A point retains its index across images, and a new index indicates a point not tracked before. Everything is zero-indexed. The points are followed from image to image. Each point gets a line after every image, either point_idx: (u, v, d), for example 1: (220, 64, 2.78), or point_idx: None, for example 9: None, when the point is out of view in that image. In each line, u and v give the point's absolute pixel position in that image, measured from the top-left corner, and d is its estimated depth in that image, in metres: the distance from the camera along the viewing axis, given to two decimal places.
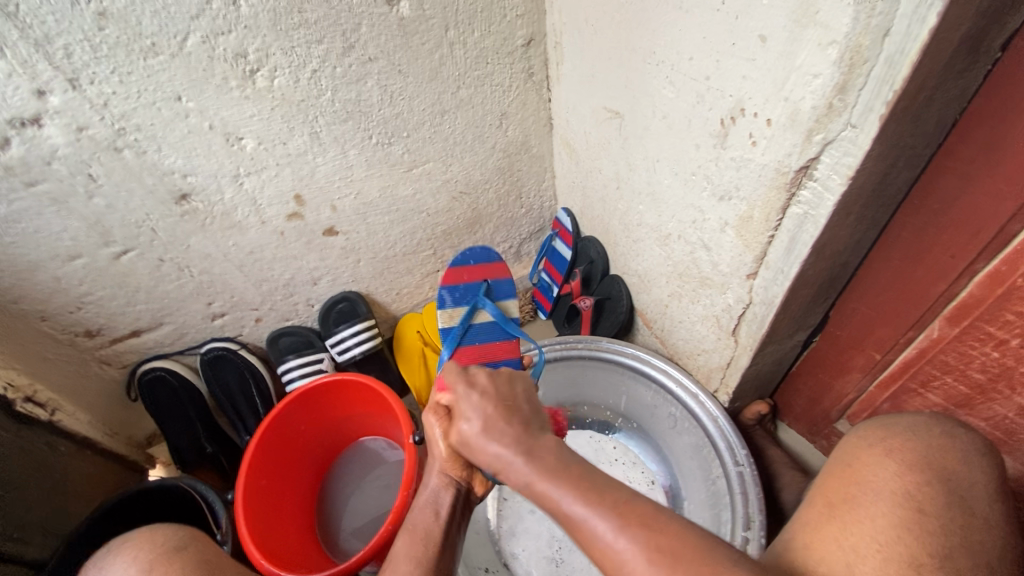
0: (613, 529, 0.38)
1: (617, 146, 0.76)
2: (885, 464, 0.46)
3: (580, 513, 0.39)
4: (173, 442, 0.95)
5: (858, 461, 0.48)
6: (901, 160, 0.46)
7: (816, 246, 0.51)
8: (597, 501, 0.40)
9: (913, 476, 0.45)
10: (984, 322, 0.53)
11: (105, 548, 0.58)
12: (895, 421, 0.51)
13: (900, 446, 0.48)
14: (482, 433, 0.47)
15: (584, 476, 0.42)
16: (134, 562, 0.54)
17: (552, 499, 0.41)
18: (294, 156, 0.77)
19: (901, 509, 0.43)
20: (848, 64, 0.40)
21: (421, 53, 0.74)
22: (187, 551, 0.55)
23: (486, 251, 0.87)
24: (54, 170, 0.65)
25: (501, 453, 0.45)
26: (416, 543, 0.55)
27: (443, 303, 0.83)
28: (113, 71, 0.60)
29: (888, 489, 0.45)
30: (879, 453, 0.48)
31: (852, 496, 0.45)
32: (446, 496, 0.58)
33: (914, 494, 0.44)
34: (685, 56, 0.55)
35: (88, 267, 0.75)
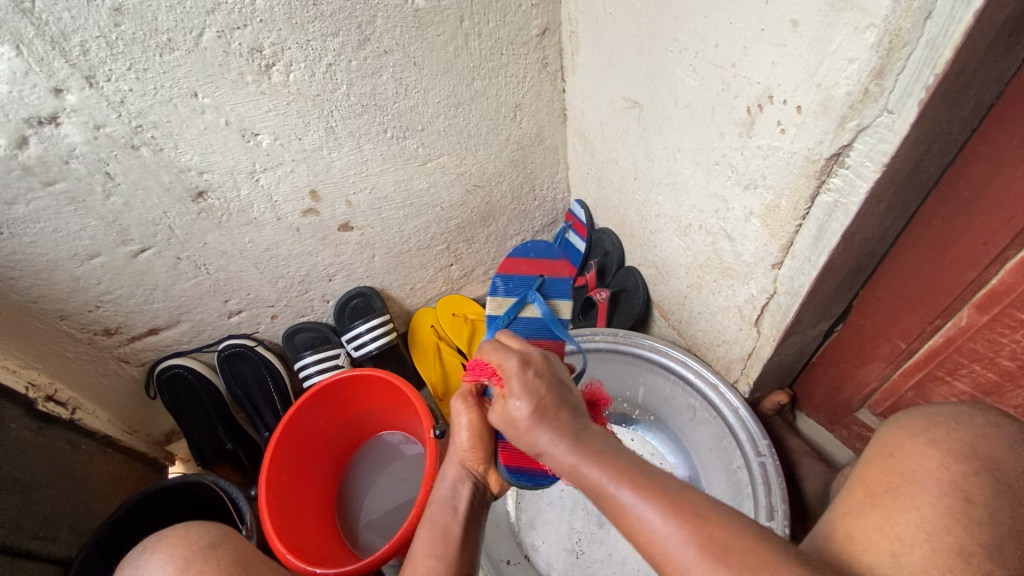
0: (663, 517, 0.39)
1: (634, 136, 0.76)
2: (930, 455, 0.46)
3: (627, 500, 0.41)
4: (193, 439, 0.96)
5: (900, 450, 0.47)
6: (935, 146, 0.46)
7: (846, 235, 0.51)
8: (648, 490, 0.41)
9: (961, 466, 0.44)
10: (1016, 309, 0.53)
11: (139, 545, 0.57)
12: (937, 411, 0.50)
13: (943, 436, 0.47)
14: (535, 425, 0.47)
15: (633, 466, 0.43)
16: (170, 561, 0.54)
17: (597, 485, 0.43)
18: (310, 151, 0.76)
19: (948, 499, 0.43)
20: (886, 48, 0.39)
21: (436, 45, 0.73)
22: (223, 549, 0.56)
23: (549, 249, 0.91)
24: (73, 169, 0.65)
25: (551, 442, 0.46)
26: (436, 542, 0.55)
27: (495, 291, 0.85)
28: (129, 68, 0.60)
29: (933, 478, 0.44)
30: (923, 444, 0.47)
31: (897, 485, 0.45)
32: (463, 492, 0.60)
33: (961, 484, 0.43)
34: (710, 43, 0.54)
35: (106, 266, 0.75)
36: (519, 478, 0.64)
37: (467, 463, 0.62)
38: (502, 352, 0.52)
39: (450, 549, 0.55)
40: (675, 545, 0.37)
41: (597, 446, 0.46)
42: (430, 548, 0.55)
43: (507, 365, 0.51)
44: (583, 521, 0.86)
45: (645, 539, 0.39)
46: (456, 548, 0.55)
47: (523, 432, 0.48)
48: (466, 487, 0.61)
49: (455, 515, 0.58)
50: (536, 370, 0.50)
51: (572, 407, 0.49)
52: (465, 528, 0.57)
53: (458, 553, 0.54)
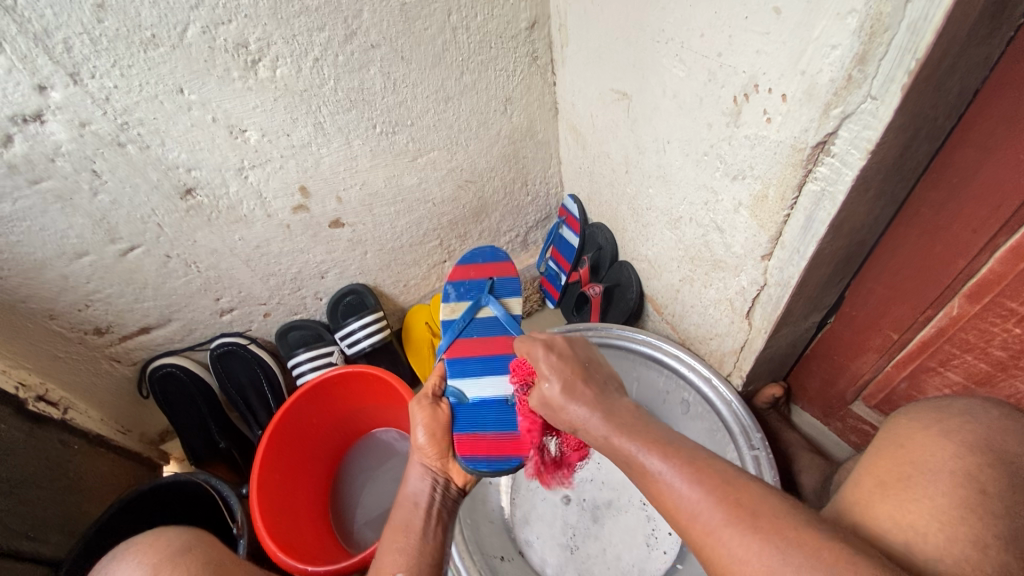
0: (689, 485, 0.39)
1: (624, 129, 0.75)
2: (943, 445, 0.46)
3: (655, 465, 0.42)
4: (186, 438, 0.96)
5: (912, 440, 0.47)
6: (922, 133, 0.45)
7: (833, 225, 0.50)
8: (676, 457, 0.41)
9: (974, 457, 0.44)
10: (1006, 298, 0.52)
11: (109, 553, 0.57)
12: (951, 404, 0.51)
13: (957, 427, 0.47)
14: (563, 398, 0.54)
15: (662, 436, 0.45)
16: (140, 566, 0.54)
17: (627, 454, 0.45)
18: (299, 147, 0.76)
19: (962, 490, 0.42)
20: (868, 33, 0.38)
21: (423, 38, 0.73)
22: (193, 554, 0.56)
23: (496, 251, 0.90)
24: (59, 167, 0.64)
25: (581, 410, 0.51)
26: (400, 534, 0.54)
27: (448, 296, 0.85)
28: (113, 64, 0.60)
29: (947, 469, 0.44)
30: (936, 434, 0.47)
31: (908, 474, 0.45)
32: (425, 490, 0.60)
33: (977, 474, 0.43)
34: (696, 32, 0.54)
35: (95, 264, 0.75)
36: (476, 464, 0.67)
37: (428, 462, 0.65)
38: (530, 339, 0.61)
39: (415, 544, 0.53)
40: (703, 512, 0.37)
41: (624, 415, 0.49)
42: (394, 543, 0.53)
43: (536, 349, 0.59)
44: (577, 517, 0.86)
45: (672, 507, 0.39)
46: (420, 539, 0.53)
47: (557, 404, 0.54)
48: (426, 482, 0.62)
49: (417, 510, 0.57)
50: (559, 353, 0.58)
51: (600, 384, 0.55)
52: (427, 522, 0.56)
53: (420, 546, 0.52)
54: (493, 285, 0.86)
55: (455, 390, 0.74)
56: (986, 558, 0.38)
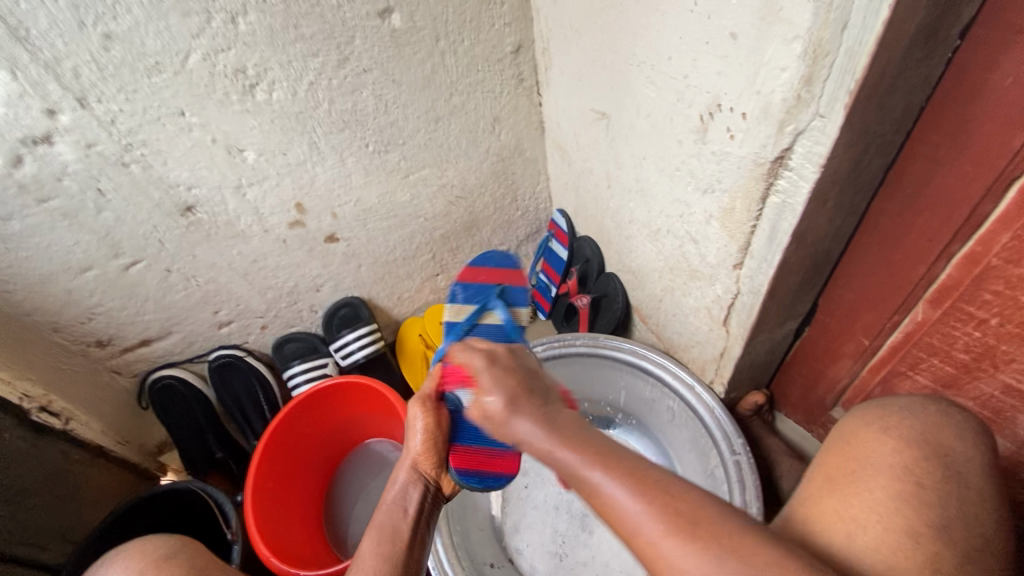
0: (633, 497, 0.39)
1: (605, 146, 0.79)
2: (882, 442, 0.49)
3: (596, 478, 0.42)
4: (184, 448, 0.98)
5: (856, 438, 0.50)
6: (872, 147, 0.48)
7: (796, 234, 0.53)
8: (617, 469, 0.41)
9: (911, 451, 0.47)
10: (964, 303, 0.55)
11: (100, 559, 0.60)
12: (890, 402, 0.53)
13: (895, 424, 0.50)
14: (506, 412, 0.50)
15: (603, 447, 0.44)
16: (127, 572, 0.56)
17: (574, 469, 0.43)
18: (294, 166, 0.79)
19: (900, 482, 0.45)
20: (812, 57, 0.42)
21: (413, 62, 0.77)
22: (179, 558, 0.57)
23: (507, 258, 0.88)
24: (66, 186, 0.68)
25: (524, 425, 0.49)
26: (384, 541, 0.52)
27: (454, 297, 0.82)
28: (119, 90, 0.63)
29: (886, 463, 0.47)
30: (876, 431, 0.50)
31: (851, 470, 0.48)
32: (413, 496, 0.58)
33: (913, 468, 0.46)
34: (663, 56, 0.57)
35: (98, 279, 0.78)
36: (468, 479, 0.65)
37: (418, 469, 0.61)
38: (467, 351, 0.57)
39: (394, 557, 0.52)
40: (646, 525, 0.38)
41: (568, 428, 0.47)
42: (377, 550, 0.52)
43: (475, 360, 0.55)
44: (566, 524, 0.87)
45: (621, 523, 0.39)
46: (404, 552, 0.52)
47: (498, 416, 0.51)
48: (417, 489, 0.60)
49: (404, 517, 0.56)
50: (501, 364, 0.55)
51: (542, 394, 0.53)
52: (416, 531, 0.55)
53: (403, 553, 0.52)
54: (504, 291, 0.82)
55: (455, 398, 0.64)
56: (919, 548, 0.41)
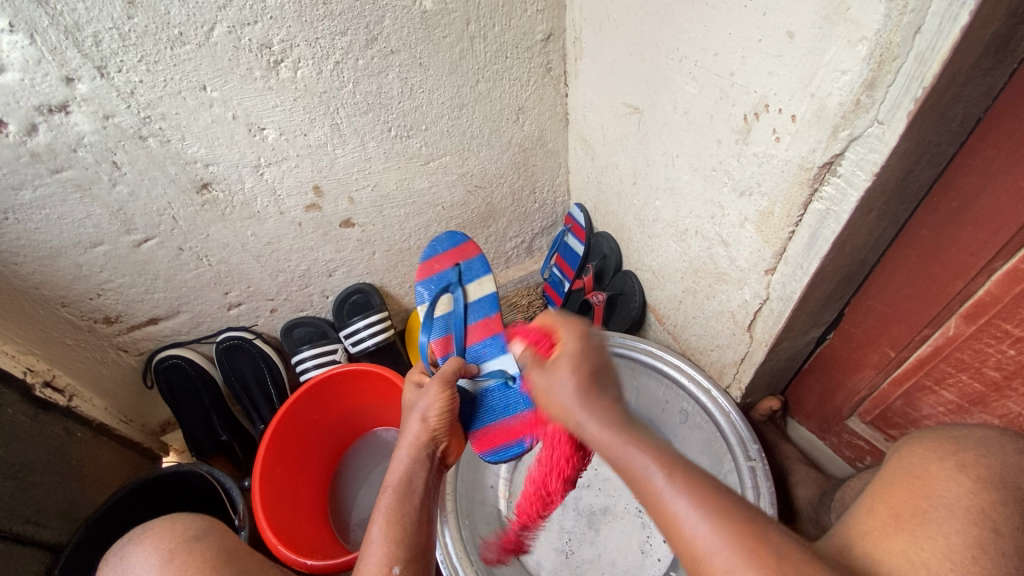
0: (704, 518, 0.36)
1: (634, 141, 0.77)
2: (958, 481, 0.47)
3: (673, 496, 0.38)
4: (189, 430, 0.97)
5: (928, 474, 0.49)
6: (925, 158, 0.47)
7: (837, 242, 0.52)
8: (694, 488, 0.38)
9: (988, 494, 0.46)
10: (1001, 320, 0.54)
11: (122, 537, 0.57)
12: (966, 436, 0.52)
13: (972, 462, 0.49)
14: (577, 403, 0.47)
15: (682, 460, 0.40)
16: (155, 552, 0.54)
17: (639, 474, 0.40)
18: (315, 147, 0.77)
19: (976, 528, 0.44)
20: (878, 61, 0.40)
21: (442, 46, 0.74)
22: (209, 540, 0.55)
23: (453, 236, 0.91)
24: (80, 157, 0.66)
25: (591, 422, 0.45)
26: (396, 523, 0.52)
27: (421, 299, 0.87)
28: (140, 60, 0.61)
29: (961, 504, 0.45)
30: (951, 469, 0.49)
31: (923, 510, 0.46)
32: (420, 478, 0.58)
33: (989, 511, 0.45)
34: (709, 52, 0.55)
35: (109, 254, 0.76)
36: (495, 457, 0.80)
37: (426, 443, 0.61)
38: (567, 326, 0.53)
39: (409, 532, 0.52)
40: (717, 551, 0.35)
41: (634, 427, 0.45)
42: (389, 530, 0.51)
43: (565, 334, 0.53)
44: (573, 521, 0.87)
45: (686, 544, 0.37)
46: (413, 532, 0.52)
47: (562, 408, 0.48)
48: (421, 467, 0.59)
49: (412, 498, 0.55)
50: (586, 348, 0.51)
51: (615, 395, 0.48)
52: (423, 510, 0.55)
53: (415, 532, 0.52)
54: (460, 272, 0.88)
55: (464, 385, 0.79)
56: None
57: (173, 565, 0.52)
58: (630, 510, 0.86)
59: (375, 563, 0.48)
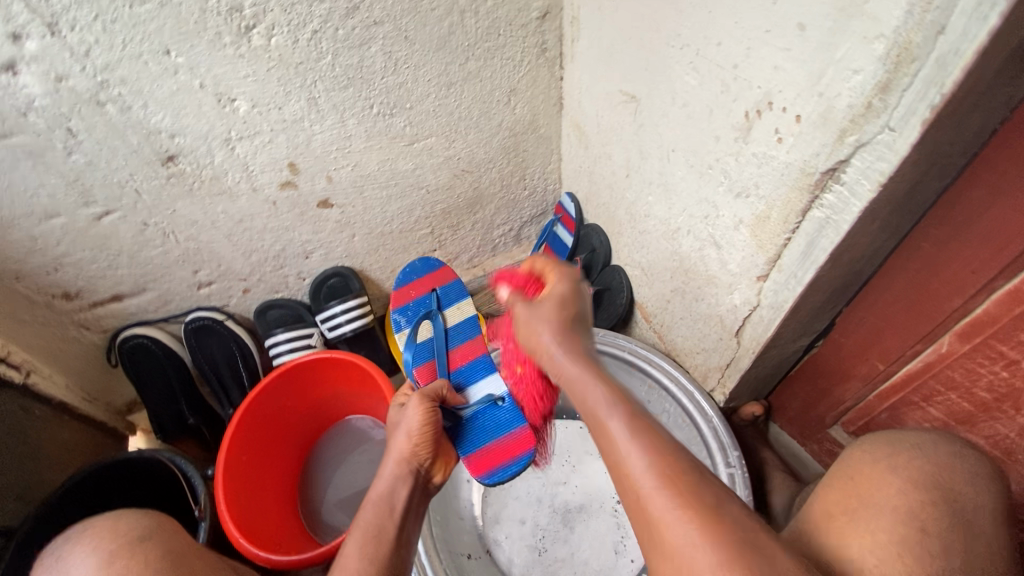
0: (636, 443, 0.40)
1: (629, 132, 0.73)
2: (890, 481, 0.47)
3: (614, 424, 0.43)
4: (154, 412, 0.93)
5: (863, 474, 0.49)
6: (933, 169, 0.44)
7: (834, 253, 0.49)
8: (635, 423, 0.42)
9: (918, 494, 0.46)
10: (998, 340, 0.52)
11: (65, 535, 0.54)
12: (901, 437, 0.52)
13: (904, 462, 0.49)
14: (553, 333, 0.54)
15: (629, 401, 0.45)
16: (94, 552, 0.51)
17: (591, 403, 0.46)
18: (290, 122, 0.73)
19: (904, 527, 0.44)
20: (894, 61, 0.37)
21: (430, 19, 0.69)
22: (153, 542, 0.52)
23: (428, 261, 0.89)
24: (31, 123, 0.61)
25: (557, 351, 0.52)
26: (368, 542, 0.49)
27: (398, 326, 0.85)
28: (95, 17, 0.56)
29: (891, 504, 0.46)
30: (885, 469, 0.48)
31: (852, 508, 0.47)
32: (402, 493, 0.55)
33: (919, 513, 0.45)
34: (713, 41, 0.51)
35: (66, 227, 0.71)
36: (491, 478, 0.73)
37: (410, 459, 0.58)
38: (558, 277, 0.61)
39: (384, 551, 0.49)
40: (642, 476, 0.39)
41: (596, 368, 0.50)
42: (361, 551, 0.48)
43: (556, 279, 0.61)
44: (547, 519, 0.85)
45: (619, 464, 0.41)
46: (389, 549, 0.49)
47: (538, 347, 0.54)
48: (406, 485, 0.56)
49: (392, 516, 0.53)
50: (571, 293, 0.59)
51: (586, 337, 0.55)
52: (400, 532, 0.52)
53: (390, 554, 0.49)
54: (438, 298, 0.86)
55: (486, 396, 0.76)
56: None
57: (112, 568, 0.49)
58: (606, 509, 0.85)
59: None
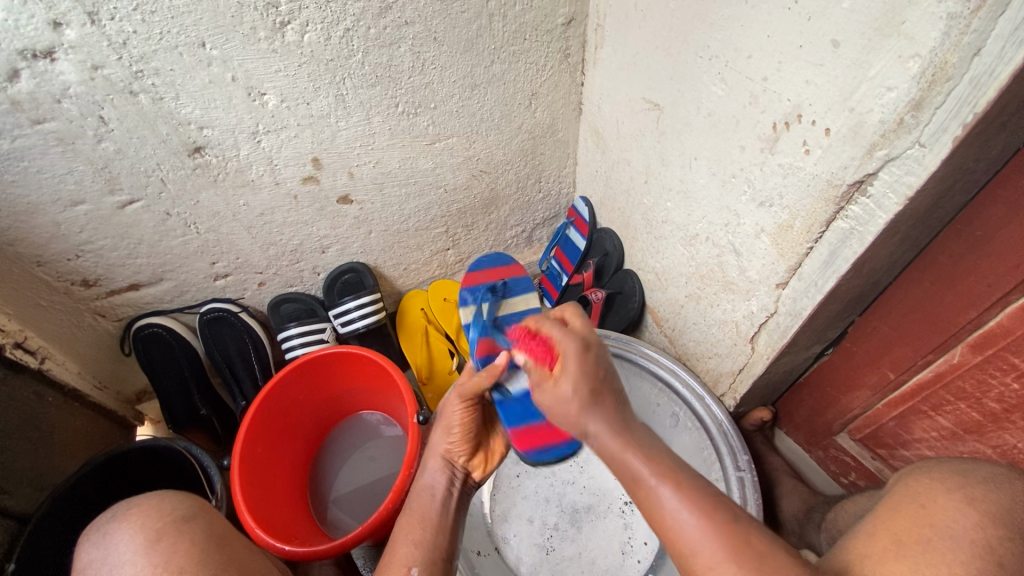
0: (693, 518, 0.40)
1: (650, 139, 0.75)
2: (963, 513, 0.43)
3: (669, 503, 0.42)
4: (167, 400, 0.93)
5: (933, 503, 0.44)
6: (957, 185, 0.46)
7: (856, 263, 0.51)
8: (685, 491, 0.42)
9: (994, 528, 0.41)
10: (1009, 353, 0.53)
11: (107, 511, 0.53)
12: (971, 469, 0.49)
13: (979, 494, 0.45)
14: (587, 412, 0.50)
15: (676, 469, 0.44)
16: (139, 530, 0.50)
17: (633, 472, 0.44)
18: (317, 118, 0.73)
19: (979, 561, 0.39)
20: (929, 80, 0.38)
21: (459, 21, 0.71)
22: (197, 522, 0.52)
23: (501, 255, 0.89)
24: (64, 109, 0.61)
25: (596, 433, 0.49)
26: (415, 527, 0.55)
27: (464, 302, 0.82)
28: (135, 8, 0.56)
29: (968, 537, 0.41)
30: (957, 500, 0.44)
31: (926, 537, 0.42)
32: (441, 481, 0.61)
33: (995, 547, 0.40)
34: (743, 53, 0.53)
35: (90, 214, 0.72)
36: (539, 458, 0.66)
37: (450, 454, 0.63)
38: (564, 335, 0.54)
39: (430, 535, 0.55)
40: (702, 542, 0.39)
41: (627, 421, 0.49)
42: (408, 533, 0.55)
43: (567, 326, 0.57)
44: (556, 518, 0.86)
45: (669, 531, 0.41)
46: (433, 532, 0.55)
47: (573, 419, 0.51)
48: (445, 474, 0.62)
49: (433, 503, 0.58)
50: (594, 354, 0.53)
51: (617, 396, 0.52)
52: (442, 516, 0.57)
53: (432, 537, 0.54)
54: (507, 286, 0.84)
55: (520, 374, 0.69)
56: None
57: (159, 545, 0.49)
58: (613, 509, 0.86)
59: (399, 559, 0.52)
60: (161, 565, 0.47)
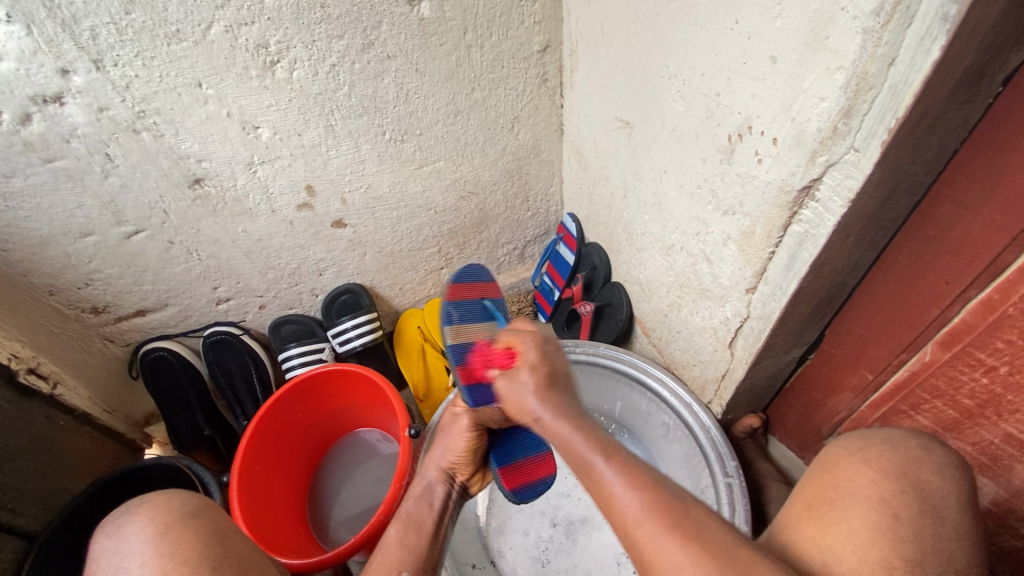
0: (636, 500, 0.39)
1: (625, 155, 0.78)
2: (862, 473, 0.46)
3: (615, 483, 0.40)
4: (173, 425, 0.97)
5: (837, 467, 0.48)
6: (901, 185, 0.48)
7: (815, 265, 0.53)
8: (631, 472, 0.41)
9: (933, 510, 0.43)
10: (975, 348, 0.54)
11: (123, 504, 0.52)
12: (873, 432, 0.51)
13: (877, 455, 0.48)
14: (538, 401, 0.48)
15: (620, 448, 0.43)
16: (149, 524, 0.49)
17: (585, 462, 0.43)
18: (308, 148, 0.78)
19: (876, 514, 0.43)
20: (854, 90, 0.41)
21: (438, 53, 0.75)
22: (206, 517, 0.50)
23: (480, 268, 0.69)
24: (73, 148, 0.66)
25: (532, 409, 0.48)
26: (407, 536, 0.57)
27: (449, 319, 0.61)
28: (136, 55, 0.61)
29: (864, 494, 0.45)
30: (858, 462, 0.48)
31: (830, 499, 0.45)
32: (439, 492, 0.64)
33: (890, 501, 0.44)
34: (697, 71, 0.56)
35: (98, 245, 0.76)
36: (525, 497, 0.63)
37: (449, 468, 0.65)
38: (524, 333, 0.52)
39: (417, 546, 0.56)
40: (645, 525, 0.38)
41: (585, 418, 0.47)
42: (400, 542, 0.56)
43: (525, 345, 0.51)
44: (551, 531, 0.87)
45: (616, 511, 0.40)
46: (420, 544, 0.57)
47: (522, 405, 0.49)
48: (441, 488, 0.64)
49: (428, 513, 0.61)
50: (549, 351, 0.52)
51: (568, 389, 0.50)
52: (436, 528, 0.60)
53: (423, 548, 0.56)
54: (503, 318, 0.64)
55: None
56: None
57: (167, 537, 0.47)
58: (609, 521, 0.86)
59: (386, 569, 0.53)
60: (168, 558, 0.45)
